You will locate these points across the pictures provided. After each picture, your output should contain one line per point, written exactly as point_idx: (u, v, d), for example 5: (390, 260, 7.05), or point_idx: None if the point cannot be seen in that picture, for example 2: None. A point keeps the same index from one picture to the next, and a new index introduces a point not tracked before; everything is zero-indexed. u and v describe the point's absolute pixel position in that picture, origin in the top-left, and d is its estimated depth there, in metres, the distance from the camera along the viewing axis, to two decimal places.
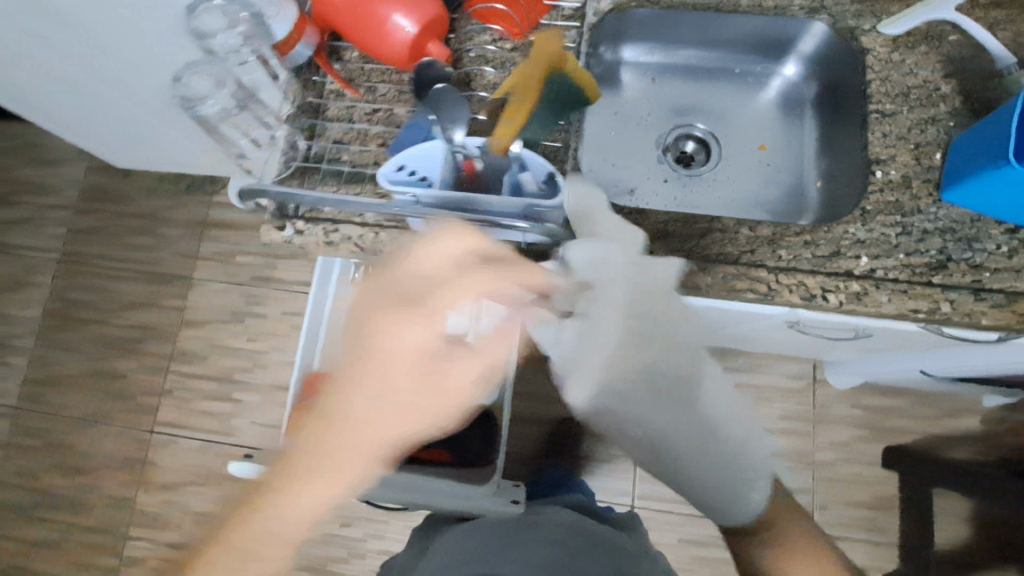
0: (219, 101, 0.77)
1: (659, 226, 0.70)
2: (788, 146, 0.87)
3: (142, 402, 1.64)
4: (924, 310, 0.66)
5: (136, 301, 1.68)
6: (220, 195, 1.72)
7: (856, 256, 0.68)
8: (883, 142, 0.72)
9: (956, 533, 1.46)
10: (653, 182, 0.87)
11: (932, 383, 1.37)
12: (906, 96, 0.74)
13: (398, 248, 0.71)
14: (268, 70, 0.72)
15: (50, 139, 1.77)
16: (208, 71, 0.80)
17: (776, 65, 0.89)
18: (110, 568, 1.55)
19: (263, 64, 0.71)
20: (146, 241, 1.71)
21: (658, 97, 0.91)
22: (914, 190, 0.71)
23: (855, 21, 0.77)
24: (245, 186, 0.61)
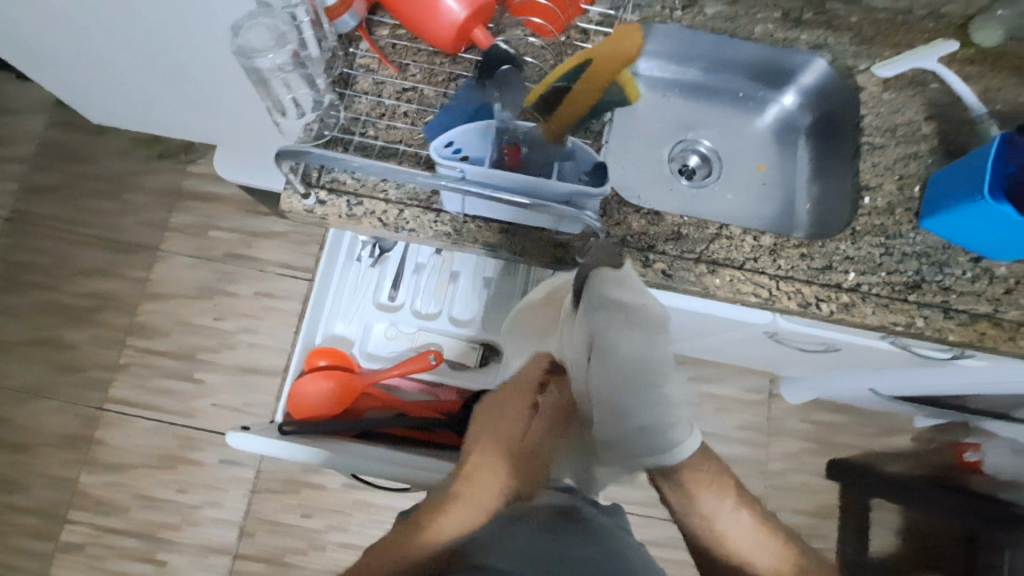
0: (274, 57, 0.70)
1: (673, 228, 0.74)
2: (783, 168, 0.94)
3: (92, 377, 1.53)
4: (902, 323, 0.73)
5: (92, 268, 1.57)
6: (195, 164, 1.64)
7: (845, 271, 0.75)
8: (873, 171, 0.80)
9: (887, 543, 1.58)
10: (659, 189, 0.92)
11: (878, 401, 1.49)
12: (893, 132, 0.82)
13: (421, 227, 0.71)
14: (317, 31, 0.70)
15: (8, 87, 1.64)
16: (265, 23, 0.70)
17: (776, 94, 0.95)
18: (46, 551, 1.46)
19: (314, 24, 0.70)
20: (108, 206, 1.60)
21: (667, 110, 0.96)
22: (896, 216, 0.78)
23: (853, 60, 0.85)
24: (286, 146, 0.60)
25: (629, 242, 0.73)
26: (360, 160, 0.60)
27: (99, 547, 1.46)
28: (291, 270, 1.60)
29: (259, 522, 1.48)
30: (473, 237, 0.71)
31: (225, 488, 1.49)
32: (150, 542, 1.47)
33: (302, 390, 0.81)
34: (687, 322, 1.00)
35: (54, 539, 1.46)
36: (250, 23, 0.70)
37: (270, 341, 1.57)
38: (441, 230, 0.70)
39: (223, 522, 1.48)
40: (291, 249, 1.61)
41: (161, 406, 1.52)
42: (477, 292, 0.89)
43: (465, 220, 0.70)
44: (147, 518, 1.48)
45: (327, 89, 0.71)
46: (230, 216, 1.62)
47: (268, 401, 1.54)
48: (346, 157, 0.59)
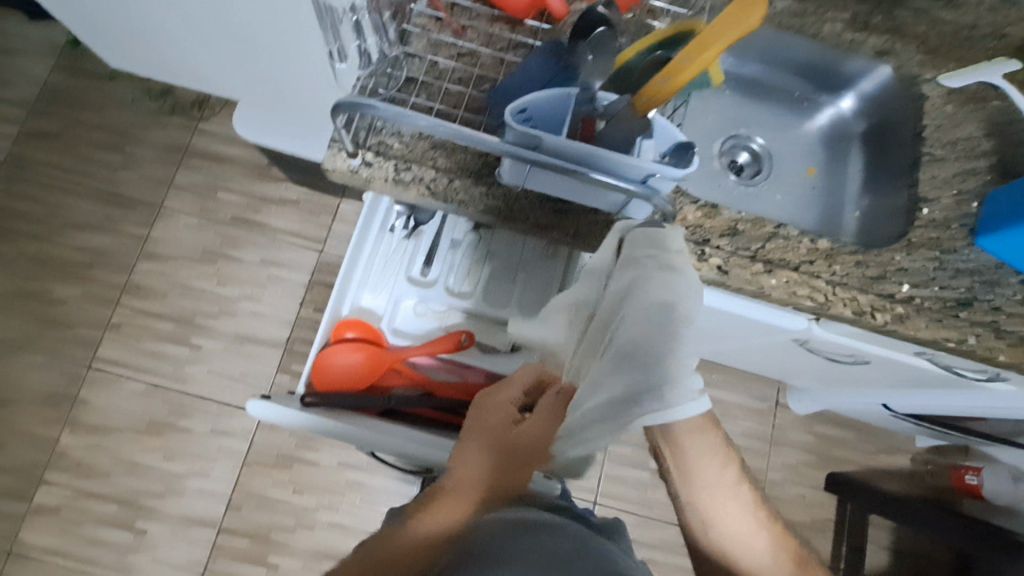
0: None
1: (729, 223, 0.71)
2: (832, 174, 0.92)
3: (80, 335, 1.46)
4: (954, 339, 0.71)
5: (88, 222, 1.50)
6: (205, 122, 1.57)
7: (898, 282, 0.73)
8: (931, 183, 0.78)
9: (877, 560, 1.59)
10: (708, 184, 0.89)
11: (882, 419, 1.49)
12: (954, 145, 0.80)
13: (470, 200, 0.67)
14: None
15: (11, 24, 1.55)
16: None
17: (833, 97, 0.93)
18: (19, 511, 1.40)
19: None
20: (110, 158, 1.53)
21: (721, 103, 0.93)
22: (951, 231, 0.76)
23: (919, 70, 0.83)
24: (346, 98, 0.56)
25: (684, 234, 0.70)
26: (426, 119, 0.55)
27: (77, 511, 1.40)
28: (300, 239, 1.54)
29: (248, 495, 1.43)
30: (524, 214, 0.68)
31: (214, 459, 1.44)
32: (131, 509, 1.41)
33: (329, 360, 0.81)
34: (718, 322, 0.98)
35: (28, 500, 1.40)
36: None
37: (273, 311, 1.51)
38: (492, 205, 0.67)
39: (210, 494, 1.43)
40: (301, 218, 1.55)
41: (153, 370, 1.46)
42: (512, 273, 0.87)
43: (518, 197, 0.67)
44: (130, 484, 1.42)
45: (394, 47, 0.67)
46: (239, 179, 1.55)
47: (265, 373, 1.49)
48: (411, 113, 0.55)
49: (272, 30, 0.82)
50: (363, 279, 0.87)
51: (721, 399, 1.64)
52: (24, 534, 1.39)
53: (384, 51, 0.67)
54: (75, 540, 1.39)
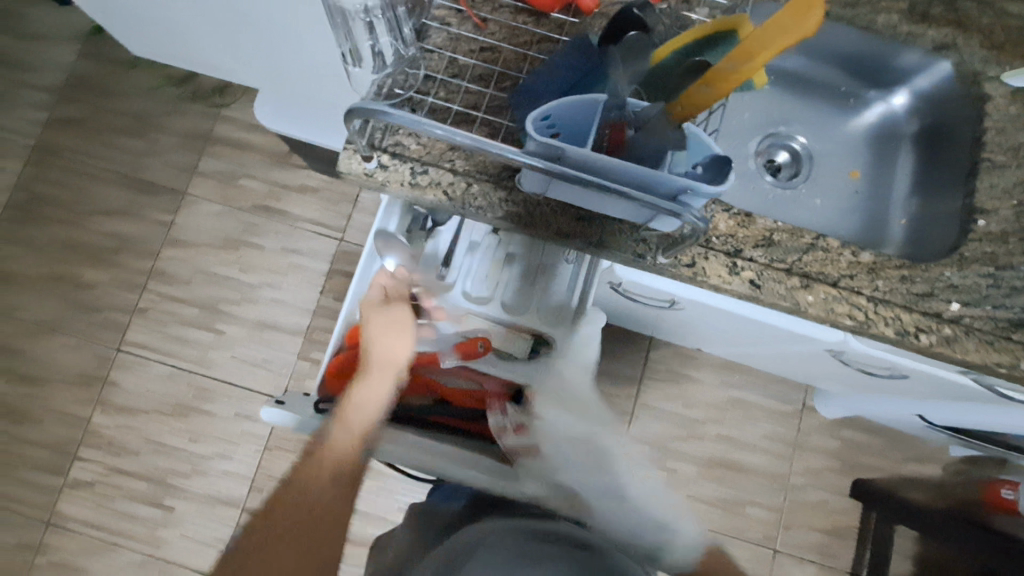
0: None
1: (764, 233, 0.67)
2: (879, 177, 0.85)
3: (108, 318, 1.50)
4: (1006, 365, 0.66)
5: (114, 208, 1.52)
6: (227, 109, 1.57)
7: (947, 300, 0.68)
8: (990, 193, 0.72)
9: (901, 569, 1.54)
10: (741, 187, 0.84)
11: (915, 428, 1.43)
12: (1017, 151, 0.73)
13: (490, 205, 0.64)
14: None
15: (40, 10, 1.56)
16: None
17: (883, 93, 0.86)
18: (53, 486, 1.45)
19: None
20: (135, 144, 1.54)
21: (759, 99, 0.87)
22: (1009, 245, 0.71)
23: (981, 66, 0.75)
24: (359, 103, 0.53)
25: (715, 244, 0.66)
26: (442, 127, 0.51)
27: (107, 488, 1.46)
28: (320, 228, 1.54)
29: (268, 478, 1.46)
30: (545, 221, 0.64)
31: (237, 443, 1.47)
32: (158, 487, 1.46)
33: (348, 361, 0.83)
34: (745, 328, 0.94)
35: (62, 475, 1.45)
36: None
37: (293, 300, 1.52)
38: (512, 211, 0.64)
39: (231, 476, 1.46)
40: (320, 207, 1.55)
41: (177, 353, 1.49)
42: (531, 279, 0.84)
43: (540, 203, 0.64)
44: (156, 464, 1.46)
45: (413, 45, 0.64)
46: (261, 167, 1.55)
47: (285, 360, 1.51)
48: (427, 120, 0.51)
49: (288, 22, 0.80)
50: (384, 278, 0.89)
51: (743, 400, 1.60)
52: (58, 508, 1.45)
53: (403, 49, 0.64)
54: (106, 514, 1.45)
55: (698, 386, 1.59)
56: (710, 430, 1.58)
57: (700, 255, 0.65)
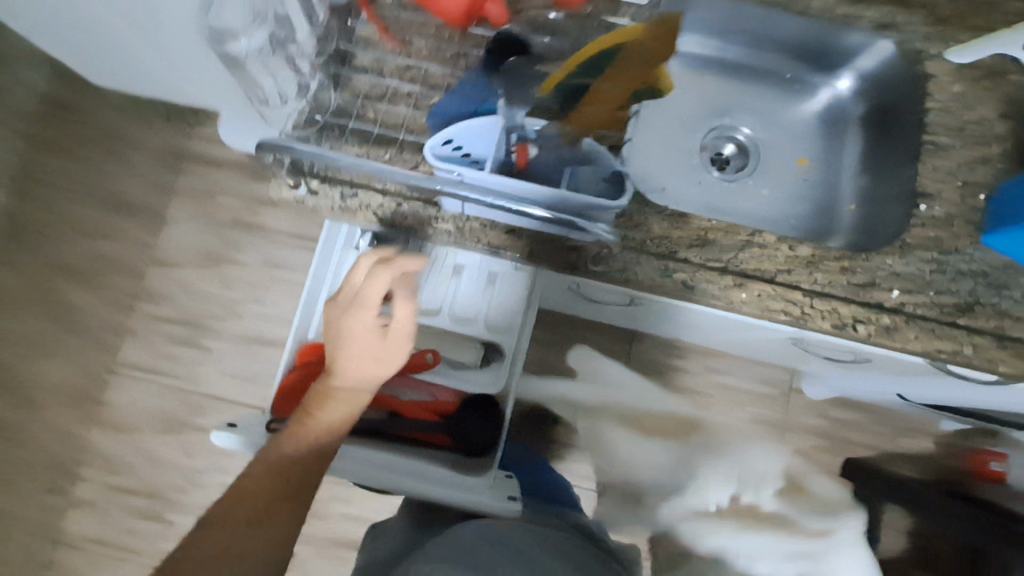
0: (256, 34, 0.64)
1: (698, 233, 0.67)
2: (826, 164, 0.85)
3: (99, 340, 1.53)
4: (948, 351, 0.65)
5: (96, 231, 1.55)
6: (198, 126, 1.58)
7: (889, 289, 0.67)
8: (934, 176, 0.70)
9: (894, 544, 1.55)
10: (686, 183, 0.83)
11: (900, 404, 1.42)
12: (962, 131, 0.71)
13: (421, 223, 0.64)
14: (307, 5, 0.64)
15: None
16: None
17: (828, 77, 0.85)
18: (58, 504, 1.50)
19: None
20: (111, 166, 1.56)
21: (701, 92, 0.86)
22: (955, 229, 0.69)
23: (923, 44, 0.73)
24: (268, 138, 0.55)
25: (648, 248, 0.66)
26: (349, 159, 0.56)
27: (110, 504, 1.50)
28: (298, 239, 1.56)
29: None
30: (476, 236, 0.64)
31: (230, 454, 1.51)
32: (159, 501, 1.50)
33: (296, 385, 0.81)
34: (702, 320, 0.95)
35: (65, 494, 1.49)
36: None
37: (277, 312, 1.55)
38: (443, 228, 0.64)
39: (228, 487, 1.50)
40: (297, 218, 1.56)
41: (167, 371, 1.53)
42: (480, 289, 0.81)
43: (469, 218, 0.63)
44: (155, 478, 1.50)
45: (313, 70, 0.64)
46: (237, 182, 1.57)
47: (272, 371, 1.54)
48: (330, 152, 0.56)
49: None
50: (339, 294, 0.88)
51: (728, 385, 1.60)
52: (64, 525, 1.50)
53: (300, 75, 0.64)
54: (112, 529, 1.50)
55: (682, 373, 1.58)
56: None
57: (632, 260, 0.65)
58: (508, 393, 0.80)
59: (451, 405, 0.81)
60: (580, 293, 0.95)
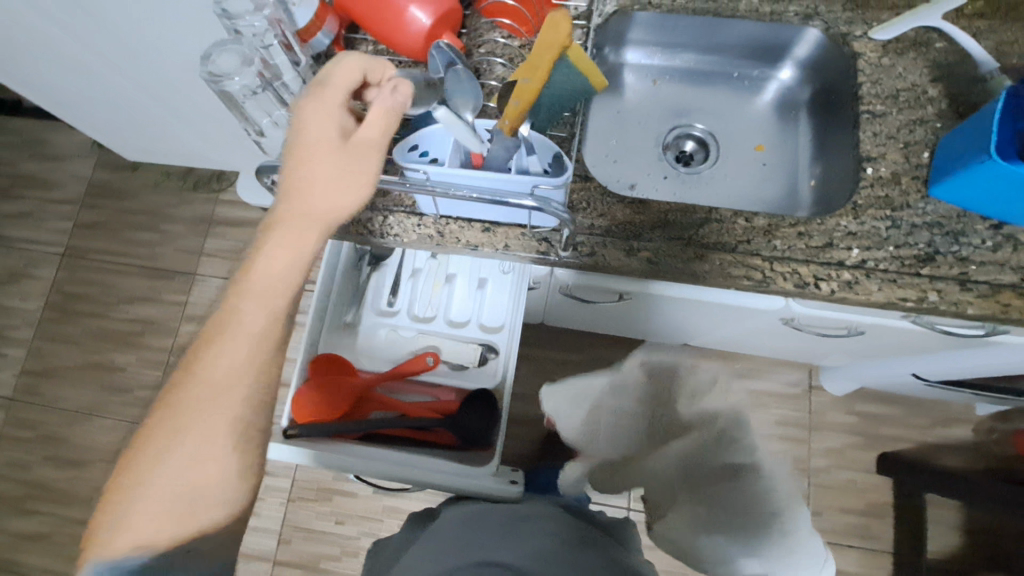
0: (240, 79, 0.67)
1: (659, 215, 0.72)
2: (783, 148, 0.91)
3: (139, 397, 1.63)
4: (913, 299, 0.68)
5: (136, 296, 1.69)
6: (224, 193, 1.74)
7: (847, 248, 0.71)
8: (874, 141, 0.76)
9: (950, 542, 1.46)
10: (653, 179, 0.90)
11: (926, 388, 1.39)
12: (895, 98, 0.77)
13: (405, 231, 0.72)
14: (289, 56, 0.70)
15: (61, 136, 1.79)
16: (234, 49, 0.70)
17: (772, 70, 0.92)
18: None
19: (285, 48, 0.69)
20: (149, 236, 1.72)
21: (657, 98, 0.94)
22: (903, 186, 0.74)
23: (847, 27, 0.81)
24: (266, 161, 0.63)
25: (613, 233, 0.72)
26: None
27: None
28: None
29: (295, 529, 1.52)
30: (455, 237, 0.72)
31: (263, 498, 1.54)
32: None
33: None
34: (690, 310, 0.98)
35: None
36: (218, 49, 0.68)
37: None
38: (425, 234, 0.72)
39: (262, 531, 1.53)
40: None
41: None
42: (473, 294, 0.88)
43: (447, 221, 0.71)
44: None
45: None
46: None
47: None
48: None
49: None
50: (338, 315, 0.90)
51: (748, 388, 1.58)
52: None
53: None
54: None
55: None
56: None
57: (598, 244, 0.71)
58: (505, 384, 0.84)
59: (450, 403, 0.87)
60: (571, 300, 0.99)
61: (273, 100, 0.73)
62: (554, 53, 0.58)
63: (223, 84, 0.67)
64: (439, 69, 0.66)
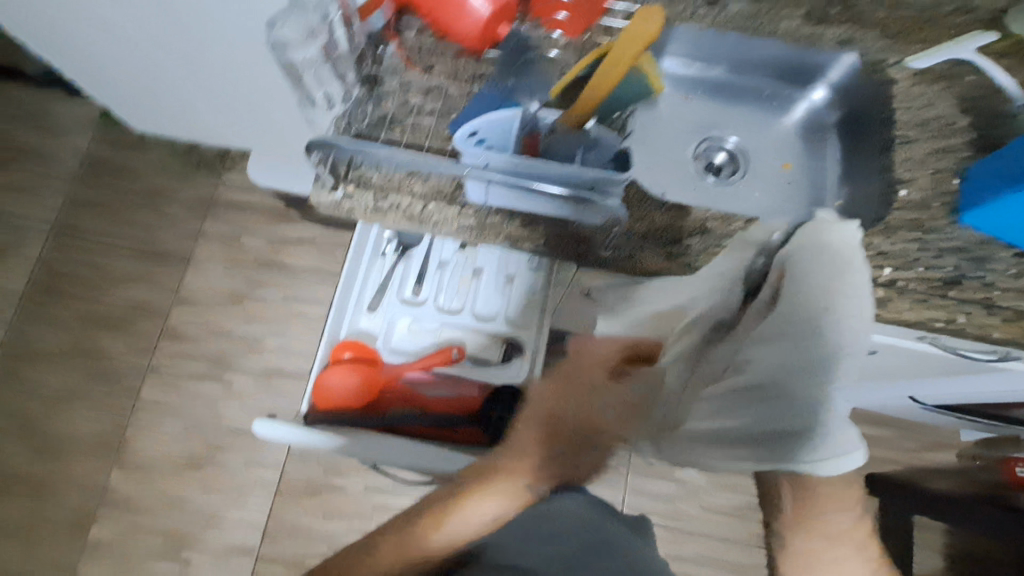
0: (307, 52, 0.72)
1: (697, 222, 0.72)
2: (809, 168, 0.93)
3: (125, 380, 1.57)
4: (940, 319, 0.70)
5: (128, 276, 1.63)
6: (227, 175, 1.70)
7: (879, 266, 0.72)
8: (906, 165, 0.78)
9: (931, 565, 1.49)
10: (683, 187, 0.91)
11: (917, 412, 1.42)
12: (927, 125, 0.80)
13: (445, 220, 0.71)
14: (345, 32, 0.71)
15: (57, 106, 1.73)
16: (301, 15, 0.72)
17: (803, 90, 0.94)
18: (74, 550, 1.48)
19: (342, 23, 0.71)
20: (146, 216, 1.67)
21: (690, 109, 0.95)
22: (932, 211, 0.75)
23: (882, 55, 0.83)
24: (316, 137, 0.64)
25: (652, 236, 0.72)
26: (386, 151, 0.67)
27: (127, 549, 1.48)
28: (319, 275, 1.64)
29: (283, 525, 1.48)
30: (496, 230, 0.71)
31: (251, 490, 1.50)
32: (177, 543, 1.48)
33: (322, 381, 0.83)
34: None
35: (84, 538, 1.48)
36: (285, 19, 0.73)
37: (298, 345, 1.60)
38: (465, 224, 0.70)
39: (248, 525, 1.48)
40: (318, 255, 1.65)
41: (189, 409, 1.55)
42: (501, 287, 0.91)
43: (489, 213, 0.69)
44: (174, 520, 1.49)
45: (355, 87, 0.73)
46: (260, 224, 1.67)
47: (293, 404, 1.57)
48: (371, 147, 0.67)
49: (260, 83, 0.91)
50: (360, 303, 0.90)
51: None
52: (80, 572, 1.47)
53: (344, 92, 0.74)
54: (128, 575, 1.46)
55: None
56: None
57: (637, 247, 0.70)
58: (532, 377, 0.88)
59: (474, 400, 0.89)
60: None
61: (328, 76, 0.74)
62: (634, 47, 0.67)
63: (294, 53, 0.72)
64: (508, 52, 0.73)
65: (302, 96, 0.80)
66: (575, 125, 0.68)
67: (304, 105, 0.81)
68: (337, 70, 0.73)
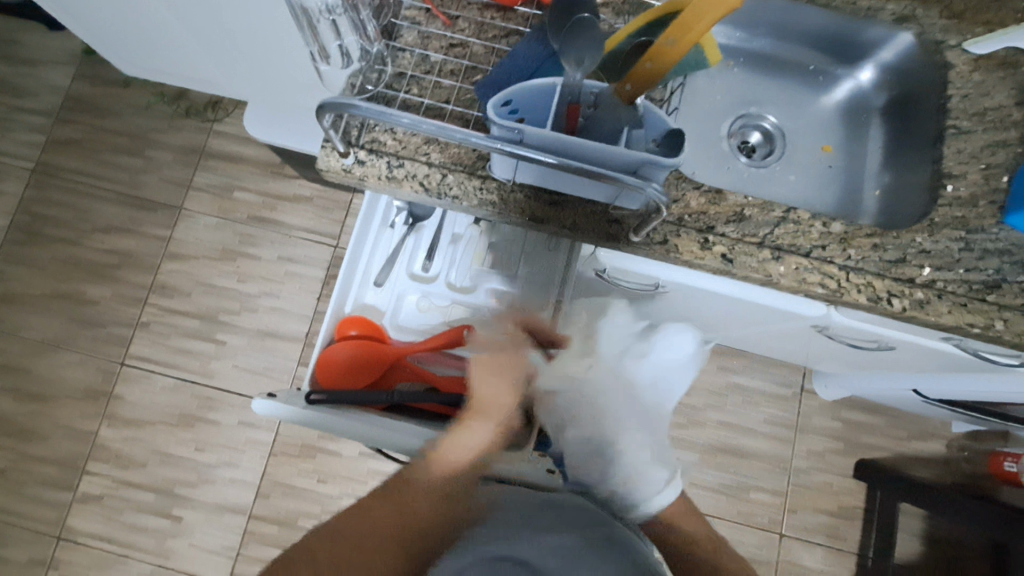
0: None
1: (735, 209, 0.68)
2: (851, 153, 0.87)
3: (112, 333, 1.52)
4: (980, 325, 0.67)
5: (113, 225, 1.55)
6: (219, 123, 1.60)
7: (920, 265, 0.69)
8: (957, 158, 0.73)
9: (910, 549, 1.52)
10: (714, 167, 0.86)
11: (916, 403, 1.42)
12: (982, 116, 0.75)
13: (465, 194, 0.65)
14: None
15: (36, 37, 1.60)
16: None
17: (850, 69, 0.88)
18: (63, 501, 1.46)
19: None
20: (131, 161, 1.57)
21: (729, 83, 0.89)
22: (979, 209, 0.71)
23: (942, 36, 0.77)
24: (330, 98, 0.55)
25: (686, 222, 0.67)
26: (408, 116, 0.53)
27: (116, 501, 1.47)
28: (314, 235, 1.56)
29: (274, 484, 1.47)
30: (519, 207, 0.66)
31: (242, 449, 1.48)
32: (165, 497, 1.47)
33: (328, 357, 0.81)
34: (722, 310, 0.96)
35: (71, 490, 1.46)
36: None
37: (291, 306, 1.54)
38: (486, 200, 0.65)
39: (238, 483, 1.47)
40: (313, 213, 1.57)
41: (179, 365, 1.51)
42: (515, 267, 0.87)
43: (513, 189, 0.65)
44: (164, 475, 1.47)
45: (376, 39, 0.66)
46: (254, 178, 1.58)
47: (287, 367, 1.53)
48: (391, 111, 0.53)
49: (262, 30, 0.83)
50: (367, 276, 0.87)
51: (741, 386, 1.56)
52: (68, 521, 1.46)
53: (363, 43, 0.67)
54: (117, 526, 1.46)
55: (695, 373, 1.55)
56: (711, 417, 1.55)
57: (672, 233, 0.67)
58: None
59: None
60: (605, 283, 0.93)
61: (347, 26, 0.67)
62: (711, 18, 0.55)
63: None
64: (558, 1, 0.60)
65: (314, 47, 0.74)
66: (622, 98, 0.58)
67: (316, 56, 0.74)
68: (356, 18, 0.66)
